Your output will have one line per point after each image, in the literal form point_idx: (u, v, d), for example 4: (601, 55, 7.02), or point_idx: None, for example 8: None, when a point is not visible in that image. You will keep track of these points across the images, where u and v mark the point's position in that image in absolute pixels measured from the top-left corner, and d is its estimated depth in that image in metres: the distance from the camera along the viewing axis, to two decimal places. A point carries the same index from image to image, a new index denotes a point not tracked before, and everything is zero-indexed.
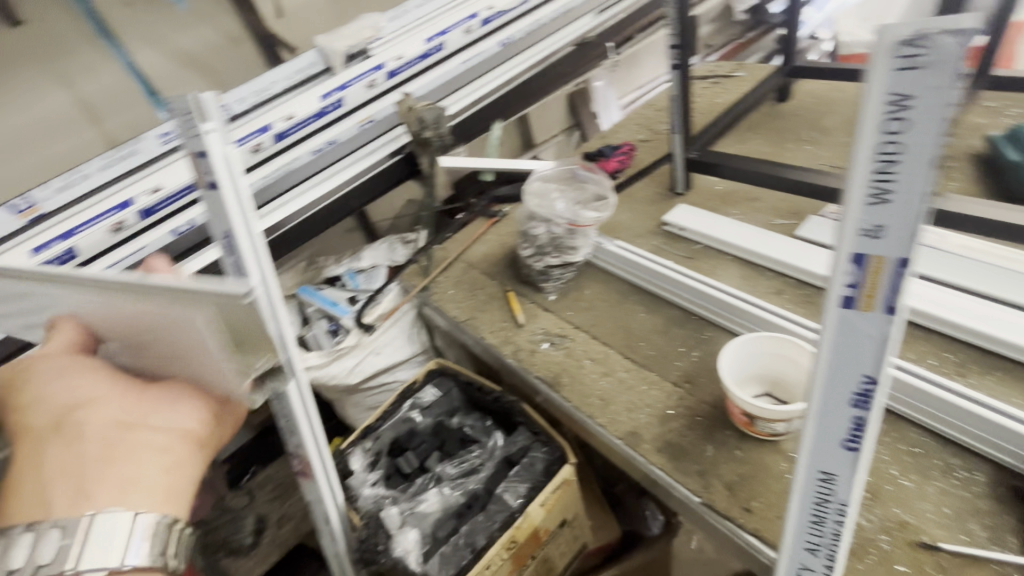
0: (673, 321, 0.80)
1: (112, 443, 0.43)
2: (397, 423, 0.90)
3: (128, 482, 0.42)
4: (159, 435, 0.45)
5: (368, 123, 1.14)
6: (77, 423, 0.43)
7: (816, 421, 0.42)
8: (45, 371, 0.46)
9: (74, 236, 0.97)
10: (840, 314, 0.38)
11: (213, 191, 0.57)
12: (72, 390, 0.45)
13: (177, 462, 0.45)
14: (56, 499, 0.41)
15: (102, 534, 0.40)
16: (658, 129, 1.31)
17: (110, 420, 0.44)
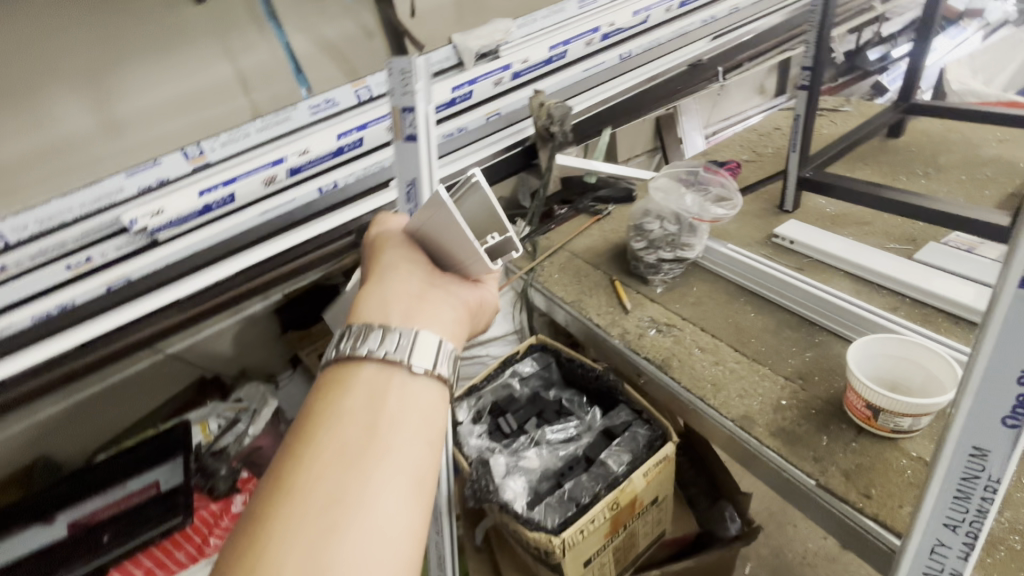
0: (785, 323, 0.84)
1: (424, 295, 0.55)
2: (497, 388, 0.96)
3: (432, 321, 0.53)
4: (451, 299, 0.57)
5: (493, 116, 1.22)
6: (401, 275, 0.56)
7: (974, 398, 0.45)
8: (383, 245, 0.61)
9: (234, 183, 1.08)
10: (1020, 294, 0.41)
11: (408, 143, 0.66)
12: (397, 259, 0.58)
13: (457, 322, 0.55)
14: (391, 314, 0.51)
15: (426, 344, 0.49)
16: (761, 152, 1.35)
17: (420, 281, 0.56)
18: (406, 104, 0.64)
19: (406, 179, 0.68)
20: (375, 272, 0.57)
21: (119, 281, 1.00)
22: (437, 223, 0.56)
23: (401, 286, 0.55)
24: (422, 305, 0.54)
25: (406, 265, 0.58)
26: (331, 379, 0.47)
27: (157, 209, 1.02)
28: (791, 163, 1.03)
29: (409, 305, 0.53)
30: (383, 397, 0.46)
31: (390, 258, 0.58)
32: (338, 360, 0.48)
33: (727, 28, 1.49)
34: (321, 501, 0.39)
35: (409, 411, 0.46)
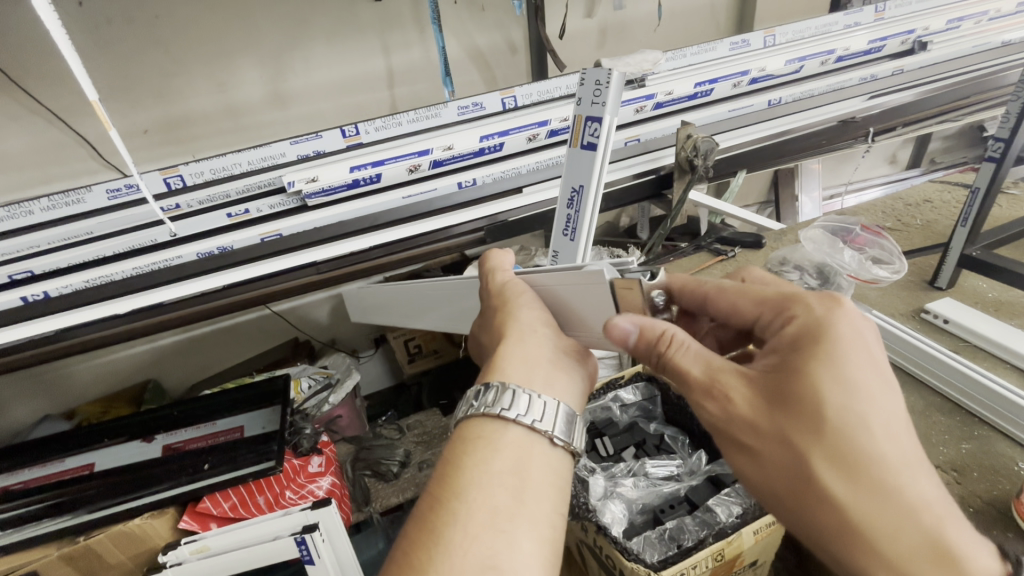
0: (936, 408, 0.77)
1: (556, 362, 0.56)
2: (597, 408, 0.95)
3: (562, 394, 0.54)
4: (578, 371, 0.58)
5: (633, 141, 1.23)
6: (530, 339, 0.57)
7: None
8: (517, 296, 0.61)
9: (382, 165, 1.15)
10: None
11: (586, 150, 0.68)
12: (529, 316, 0.59)
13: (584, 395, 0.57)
14: (522, 380, 0.53)
15: (565, 420, 0.52)
16: (908, 221, 1.26)
17: (553, 347, 0.57)
18: (592, 115, 0.67)
19: (574, 184, 0.70)
20: (510, 329, 0.57)
21: (271, 234, 1.09)
22: (579, 298, 0.57)
23: (534, 351, 0.56)
24: (554, 366, 0.56)
25: (535, 325, 0.58)
26: (473, 432, 0.51)
27: (313, 177, 1.11)
28: (956, 237, 0.96)
29: (544, 369, 0.55)
30: (526, 464, 0.49)
31: (525, 312, 0.59)
32: (478, 417, 0.52)
33: (886, 89, 1.42)
34: (478, 562, 0.43)
35: (549, 477, 0.49)
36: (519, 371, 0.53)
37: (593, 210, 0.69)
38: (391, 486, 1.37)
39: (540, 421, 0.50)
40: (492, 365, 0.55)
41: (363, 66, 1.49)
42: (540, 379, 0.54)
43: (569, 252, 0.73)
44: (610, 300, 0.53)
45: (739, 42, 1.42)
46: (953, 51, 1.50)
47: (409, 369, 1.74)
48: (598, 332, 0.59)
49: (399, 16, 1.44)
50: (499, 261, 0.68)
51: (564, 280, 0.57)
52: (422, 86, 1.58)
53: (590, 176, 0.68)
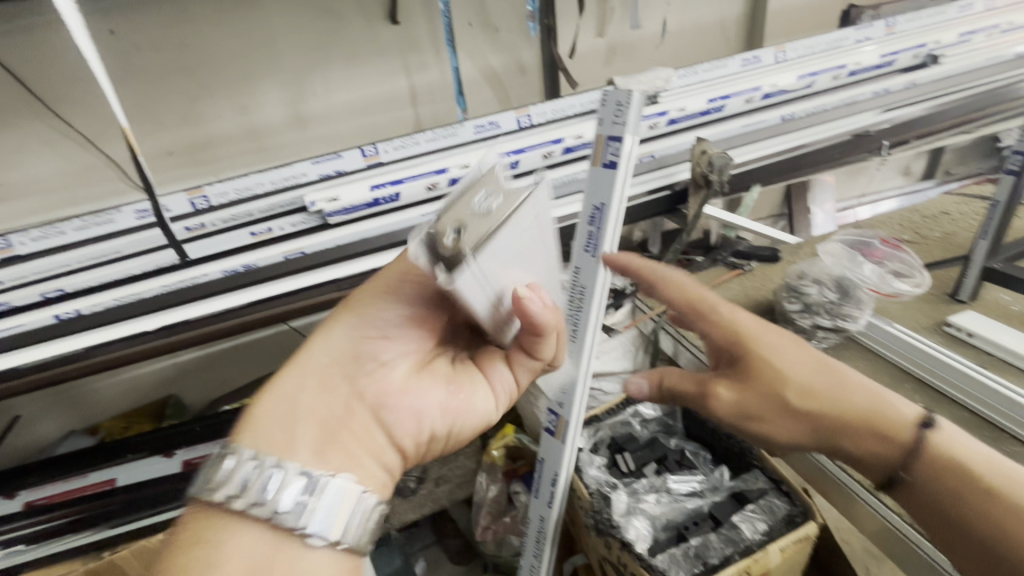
0: (962, 423, 0.76)
1: (328, 377, 0.54)
2: (615, 424, 0.95)
3: (337, 432, 0.53)
4: (404, 411, 0.56)
5: (647, 157, 1.25)
6: (336, 358, 0.55)
7: None
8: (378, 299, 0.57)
9: (401, 184, 1.18)
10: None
11: (606, 169, 0.69)
12: (375, 340, 0.56)
13: (377, 430, 0.55)
14: (299, 423, 0.52)
15: (331, 500, 0.50)
16: (925, 233, 1.26)
17: (332, 354, 0.55)
18: (613, 134, 0.68)
19: (594, 202, 0.71)
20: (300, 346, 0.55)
21: (294, 253, 1.12)
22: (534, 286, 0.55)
23: (314, 361, 0.55)
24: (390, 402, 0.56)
25: (370, 347, 0.55)
26: (195, 532, 0.48)
27: (334, 196, 1.14)
28: (977, 250, 0.95)
29: (370, 411, 0.55)
30: (252, 564, 0.46)
31: (370, 330, 0.56)
32: (240, 426, 0.52)
33: (899, 102, 1.42)
34: None
35: (248, 557, 0.47)
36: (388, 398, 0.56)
37: (613, 227, 0.71)
38: (410, 501, 1.38)
39: (285, 511, 0.48)
40: (293, 363, 0.55)
41: (384, 88, 1.53)
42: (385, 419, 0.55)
43: (589, 268, 0.74)
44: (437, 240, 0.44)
45: (750, 59, 1.43)
46: (966, 63, 1.51)
47: None
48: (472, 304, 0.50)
49: (416, 39, 1.49)
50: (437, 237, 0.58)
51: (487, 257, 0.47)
52: (437, 106, 1.61)
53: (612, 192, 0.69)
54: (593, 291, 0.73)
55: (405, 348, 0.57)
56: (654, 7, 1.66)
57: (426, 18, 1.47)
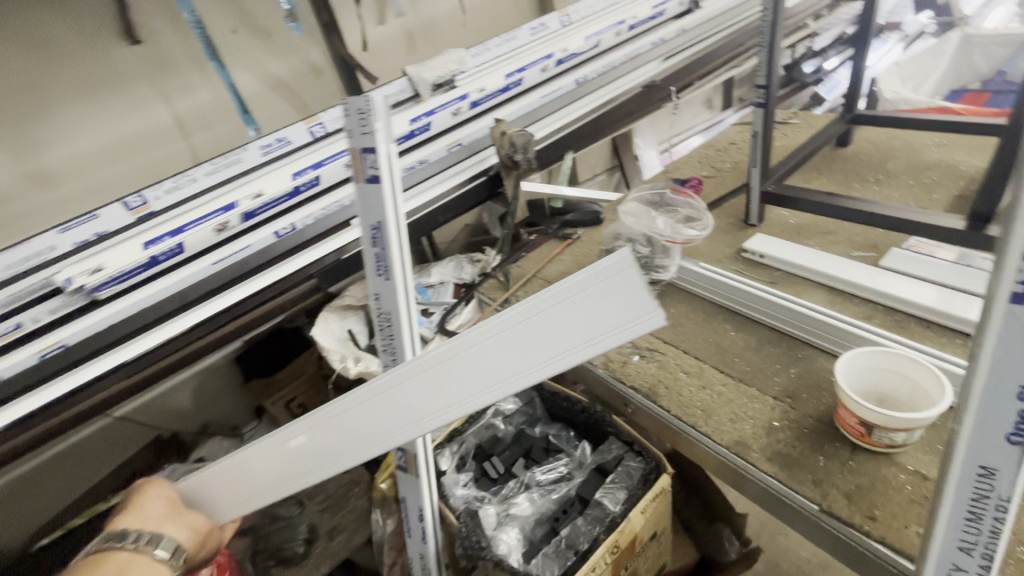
0: (765, 341, 0.83)
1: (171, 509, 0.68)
2: (480, 429, 0.92)
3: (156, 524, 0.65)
4: (181, 529, 0.66)
5: (456, 146, 1.19)
6: (185, 514, 0.68)
7: (982, 392, 0.42)
8: (199, 520, 0.69)
9: (182, 233, 1.00)
10: (1010, 310, 0.40)
11: (371, 185, 0.62)
12: (195, 522, 0.68)
13: (163, 517, 0.67)
14: (147, 516, 0.66)
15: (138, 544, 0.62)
16: (720, 166, 1.38)
17: (163, 507, 0.68)
18: (366, 146, 0.61)
19: (371, 223, 0.64)
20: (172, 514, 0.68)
21: (53, 348, 0.90)
22: (369, 413, 0.53)
23: (150, 510, 0.67)
24: (176, 503, 0.69)
25: (171, 517, 0.67)
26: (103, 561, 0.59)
27: (97, 265, 0.94)
28: (753, 178, 1.05)
29: (161, 517, 0.66)
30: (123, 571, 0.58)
31: (161, 518, 0.66)
32: (98, 556, 0.60)
33: (677, 49, 1.54)
34: None
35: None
36: (203, 481, 0.70)
37: (399, 245, 0.65)
38: (304, 566, 1.26)
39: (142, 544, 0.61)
40: (168, 515, 0.67)
41: (149, 119, 1.29)
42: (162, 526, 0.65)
43: (387, 291, 0.67)
44: (224, 491, 0.68)
45: (539, 25, 1.38)
46: (721, 5, 1.65)
47: None
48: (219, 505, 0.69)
49: (167, 58, 1.26)
50: (229, 491, 0.67)
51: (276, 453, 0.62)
52: (223, 129, 1.41)
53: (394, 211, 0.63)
54: (399, 316, 0.67)
55: (186, 519, 0.68)
56: None
57: (173, 30, 1.25)
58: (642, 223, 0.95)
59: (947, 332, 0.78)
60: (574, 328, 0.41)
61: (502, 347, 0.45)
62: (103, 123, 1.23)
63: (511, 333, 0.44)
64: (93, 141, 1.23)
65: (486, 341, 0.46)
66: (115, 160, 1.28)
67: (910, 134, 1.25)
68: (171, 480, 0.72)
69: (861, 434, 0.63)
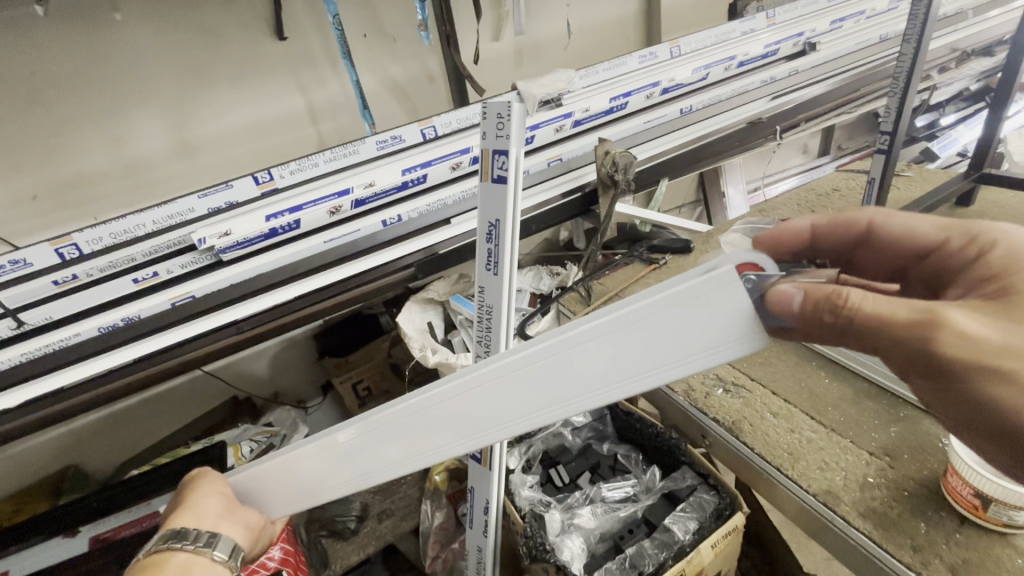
0: (863, 394, 0.79)
1: (227, 507, 0.66)
2: (548, 437, 0.93)
3: (217, 522, 0.64)
4: (238, 528, 0.65)
5: (556, 161, 1.23)
6: (241, 513, 0.66)
7: None
8: (250, 517, 0.67)
9: (301, 210, 1.09)
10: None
11: (498, 184, 0.66)
12: (248, 520, 0.67)
13: (224, 513, 0.65)
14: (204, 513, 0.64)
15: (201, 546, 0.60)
16: (821, 211, 1.33)
17: (219, 503, 0.66)
18: (498, 148, 0.66)
19: (490, 219, 0.69)
20: (228, 508, 0.66)
21: (183, 297, 1.02)
22: (435, 417, 0.50)
23: (207, 504, 0.65)
24: (230, 498, 0.67)
25: (225, 517, 0.65)
26: (159, 560, 0.59)
27: (226, 230, 1.04)
28: None
29: (217, 514, 0.65)
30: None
31: (215, 513, 0.65)
32: (158, 556, 0.59)
33: (789, 88, 1.51)
34: None
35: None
36: (250, 476, 0.68)
37: (513, 243, 0.68)
38: (352, 542, 1.29)
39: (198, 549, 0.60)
40: (225, 511, 0.65)
41: (284, 106, 1.43)
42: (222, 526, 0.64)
43: (494, 285, 0.71)
44: (277, 495, 0.66)
45: (648, 54, 1.40)
46: (838, 50, 1.62)
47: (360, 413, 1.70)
48: (272, 504, 0.67)
49: (306, 53, 1.39)
50: (281, 498, 0.66)
51: (322, 449, 0.59)
52: (341, 121, 1.53)
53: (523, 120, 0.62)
54: (501, 310, 0.70)
55: (239, 514, 0.66)
56: (553, 8, 1.64)
57: (316, 30, 1.38)
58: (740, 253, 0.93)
59: None
60: (673, 340, 0.38)
61: (599, 353, 0.41)
62: (246, 104, 1.38)
63: (604, 346, 0.41)
64: (235, 120, 1.38)
65: (574, 351, 0.42)
66: (249, 139, 1.42)
67: None
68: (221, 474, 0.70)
69: (976, 509, 0.58)
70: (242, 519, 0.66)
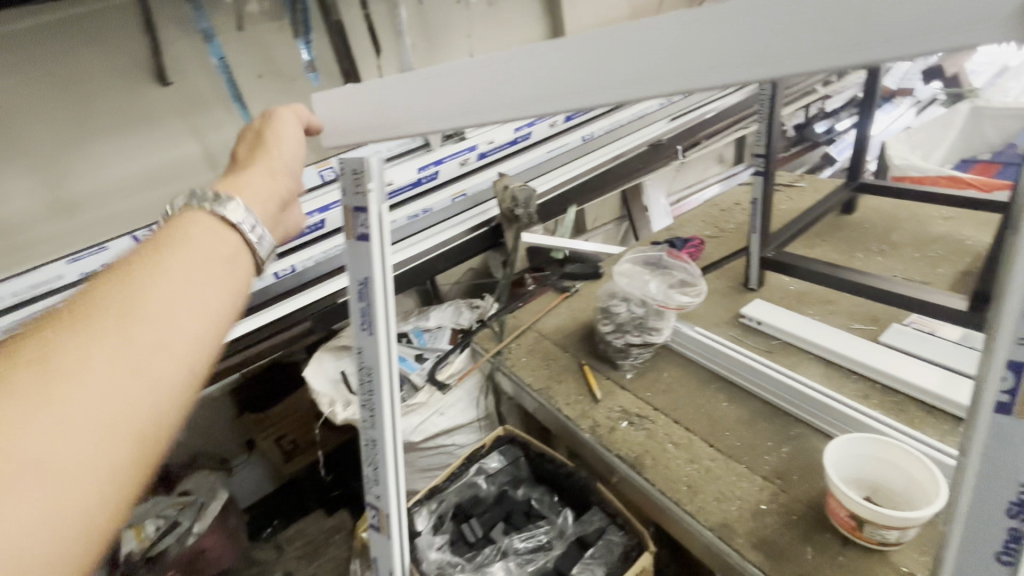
0: (758, 415, 0.80)
1: (183, 273, 0.37)
2: (461, 487, 0.89)
3: (167, 302, 0.35)
4: (194, 310, 0.36)
5: (460, 197, 1.23)
6: (201, 288, 0.37)
7: (971, 504, 0.39)
8: (214, 279, 0.38)
9: None
10: (995, 423, 0.37)
11: (361, 242, 0.63)
12: (210, 301, 0.37)
13: (183, 291, 0.36)
14: (145, 276, 0.35)
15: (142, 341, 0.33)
16: (724, 226, 1.37)
17: (174, 270, 0.36)
18: (358, 205, 0.62)
19: (358, 277, 0.65)
20: (191, 252, 0.38)
21: None
22: None
23: (173, 254, 0.37)
24: (164, 289, 0.35)
25: (190, 273, 0.37)
26: (56, 330, 0.31)
27: None
28: (752, 243, 1.04)
29: (172, 277, 0.36)
30: (110, 365, 0.31)
31: (177, 261, 0.37)
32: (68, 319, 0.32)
33: (687, 109, 1.57)
34: (39, 403, 0.28)
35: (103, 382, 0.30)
36: (212, 247, 0.40)
37: (384, 301, 0.65)
38: None
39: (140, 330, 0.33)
40: (185, 272, 0.37)
41: (175, 153, 1.24)
42: (129, 354, 0.32)
43: (370, 346, 0.67)
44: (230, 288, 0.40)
45: None
46: None
47: (290, 467, 1.60)
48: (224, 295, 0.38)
49: (198, 96, 1.23)
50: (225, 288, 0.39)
51: None
52: None
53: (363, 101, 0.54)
54: (379, 372, 0.67)
55: (201, 274, 0.38)
56: (458, 38, 1.59)
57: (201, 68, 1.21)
58: (633, 284, 0.94)
59: (946, 417, 0.74)
60: None
61: None
62: (129, 153, 1.19)
63: None
64: (117, 172, 1.18)
65: None
66: (140, 192, 1.23)
67: (916, 205, 1.24)
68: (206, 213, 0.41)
69: (851, 529, 0.59)
70: (202, 299, 0.37)
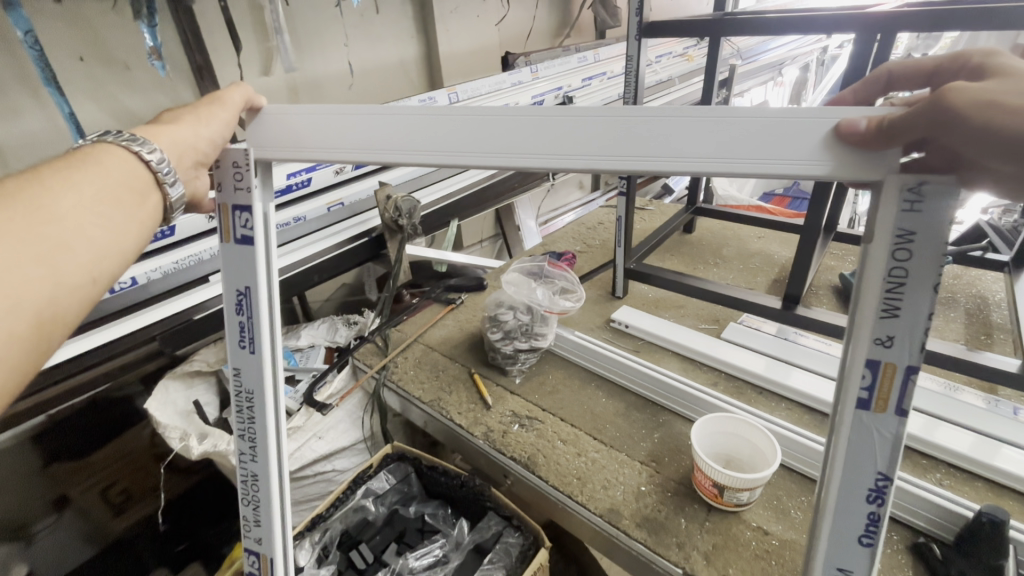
0: (632, 407, 0.88)
1: (101, 202, 0.41)
2: (347, 513, 0.84)
3: (77, 227, 0.39)
4: (102, 238, 0.41)
5: (337, 206, 1.16)
6: (112, 217, 0.42)
7: (839, 487, 0.43)
8: (121, 215, 0.43)
9: None
10: (856, 416, 0.42)
11: (243, 246, 0.57)
12: (115, 235, 0.42)
13: (95, 215, 0.41)
14: (61, 193, 0.39)
15: (46, 255, 0.37)
16: (591, 242, 1.51)
17: (94, 196, 0.41)
18: (238, 203, 0.57)
19: (237, 287, 0.59)
20: (109, 180, 0.43)
21: None
22: None
23: (87, 177, 0.41)
24: (58, 219, 0.38)
25: (103, 203, 0.41)
26: None
27: None
28: (618, 256, 1.16)
29: (87, 198, 0.41)
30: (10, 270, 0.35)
31: (90, 184, 0.41)
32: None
33: None
34: None
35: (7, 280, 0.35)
36: (132, 183, 0.44)
37: (269, 313, 0.59)
38: None
39: (58, 254, 0.38)
40: (100, 201, 0.41)
41: None
42: (12, 274, 0.35)
43: (251, 365, 0.61)
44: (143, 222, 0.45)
45: (427, 99, 1.47)
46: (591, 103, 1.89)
47: (119, 525, 1.30)
48: (127, 235, 0.43)
49: None
50: (136, 222, 0.44)
51: None
52: None
53: (297, 129, 0.53)
54: (263, 394, 0.60)
55: (111, 203, 0.42)
56: (327, 46, 1.52)
57: None
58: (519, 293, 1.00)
59: (772, 396, 0.90)
60: None
61: None
62: None
63: None
64: None
65: None
66: None
67: (737, 226, 1.50)
68: (127, 151, 0.44)
69: (715, 496, 0.69)
70: (109, 233, 0.41)
